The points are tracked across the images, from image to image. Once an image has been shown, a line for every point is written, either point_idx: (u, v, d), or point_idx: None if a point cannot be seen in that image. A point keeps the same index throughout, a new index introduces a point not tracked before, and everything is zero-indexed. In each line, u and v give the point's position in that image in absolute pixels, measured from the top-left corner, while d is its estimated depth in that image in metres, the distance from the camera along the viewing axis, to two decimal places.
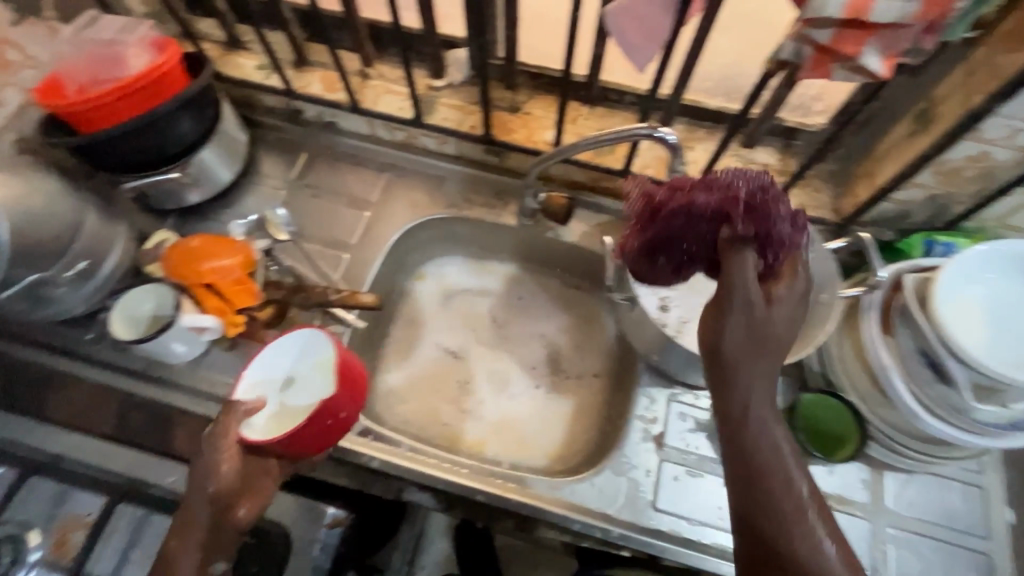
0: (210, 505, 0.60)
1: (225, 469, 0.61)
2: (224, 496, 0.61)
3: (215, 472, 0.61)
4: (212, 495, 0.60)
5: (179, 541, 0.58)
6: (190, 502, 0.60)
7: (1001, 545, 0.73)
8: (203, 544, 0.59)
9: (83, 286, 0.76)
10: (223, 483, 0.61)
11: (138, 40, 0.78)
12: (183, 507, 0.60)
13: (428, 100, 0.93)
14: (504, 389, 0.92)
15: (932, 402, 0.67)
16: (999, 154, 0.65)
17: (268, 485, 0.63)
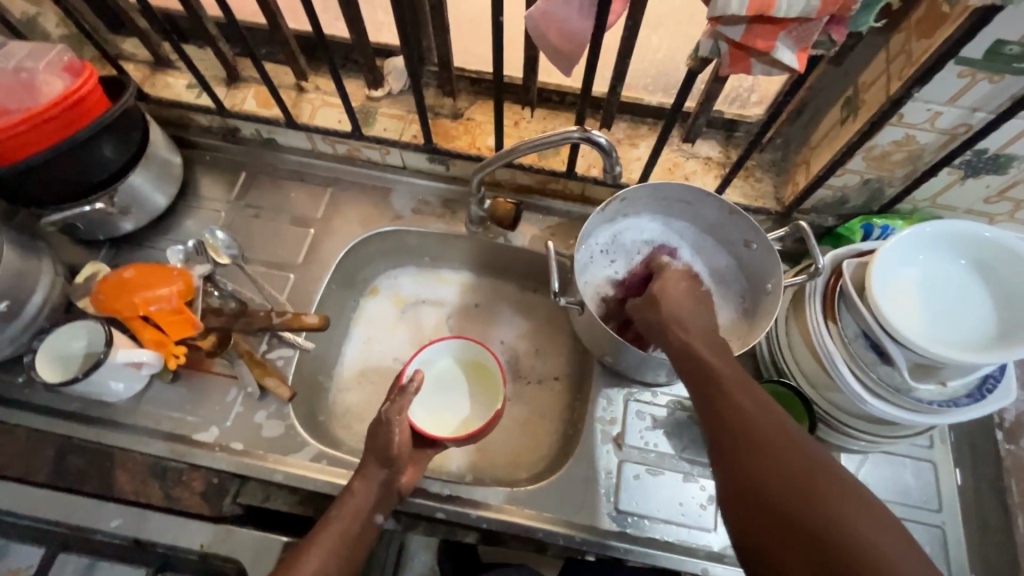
0: (329, 545, 0.62)
1: (362, 510, 0.66)
2: (345, 539, 0.64)
3: (345, 511, 0.65)
4: (346, 534, 0.64)
5: (328, 532, 0.64)
6: (325, 540, 0.63)
7: (953, 518, 0.75)
8: (354, 533, 0.65)
9: (5, 327, 0.72)
10: (359, 521, 0.65)
11: (47, 66, 0.74)
12: (314, 546, 0.62)
13: (366, 111, 0.90)
14: None
15: (875, 385, 0.68)
16: (922, 137, 0.66)
17: (423, 457, 0.72)
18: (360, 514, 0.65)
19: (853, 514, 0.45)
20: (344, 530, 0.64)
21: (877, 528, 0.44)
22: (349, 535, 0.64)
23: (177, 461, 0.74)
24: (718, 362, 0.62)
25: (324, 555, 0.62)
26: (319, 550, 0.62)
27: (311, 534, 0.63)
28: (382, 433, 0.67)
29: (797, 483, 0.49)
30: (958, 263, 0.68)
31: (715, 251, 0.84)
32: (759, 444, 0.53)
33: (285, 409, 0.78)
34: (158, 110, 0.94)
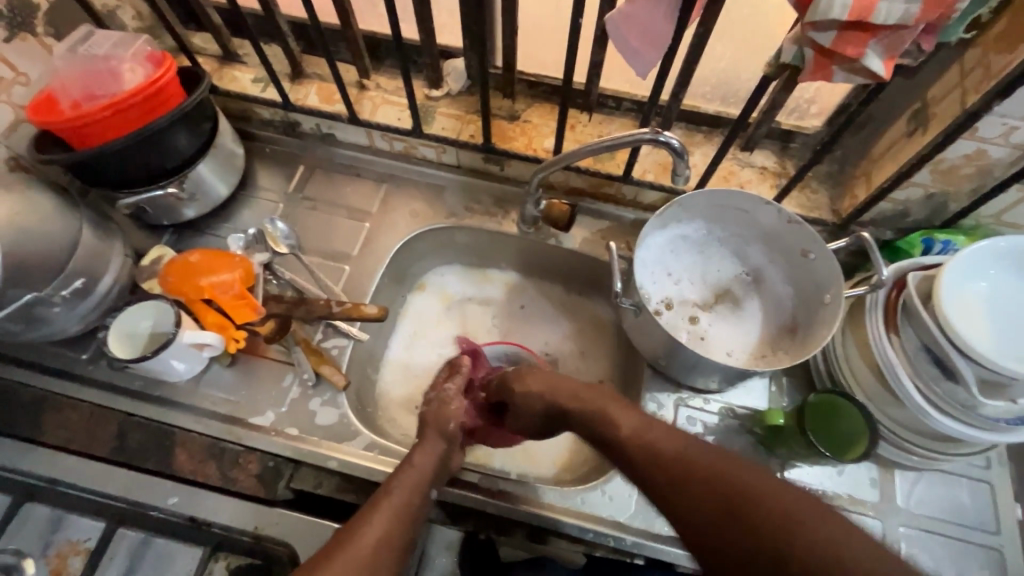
0: (393, 512, 0.63)
1: (422, 483, 0.67)
2: (408, 509, 0.64)
3: (406, 480, 0.66)
4: (408, 506, 0.64)
5: (391, 498, 0.64)
6: (389, 505, 0.63)
7: (1012, 541, 0.74)
8: (411, 505, 0.64)
9: (78, 304, 0.74)
10: (420, 492, 0.66)
11: (132, 54, 0.77)
12: (379, 510, 0.62)
13: (426, 110, 0.92)
14: None
15: (938, 399, 0.67)
16: (994, 152, 0.66)
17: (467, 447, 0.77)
18: (422, 485, 0.67)
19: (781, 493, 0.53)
20: (406, 500, 0.64)
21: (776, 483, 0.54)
22: (411, 504, 0.65)
23: (233, 443, 0.75)
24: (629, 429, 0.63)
25: (389, 521, 0.62)
26: (385, 514, 0.62)
27: (372, 502, 0.64)
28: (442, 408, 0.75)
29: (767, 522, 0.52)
30: None
31: (767, 263, 0.85)
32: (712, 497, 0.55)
33: (339, 397, 0.79)
34: (223, 102, 0.97)
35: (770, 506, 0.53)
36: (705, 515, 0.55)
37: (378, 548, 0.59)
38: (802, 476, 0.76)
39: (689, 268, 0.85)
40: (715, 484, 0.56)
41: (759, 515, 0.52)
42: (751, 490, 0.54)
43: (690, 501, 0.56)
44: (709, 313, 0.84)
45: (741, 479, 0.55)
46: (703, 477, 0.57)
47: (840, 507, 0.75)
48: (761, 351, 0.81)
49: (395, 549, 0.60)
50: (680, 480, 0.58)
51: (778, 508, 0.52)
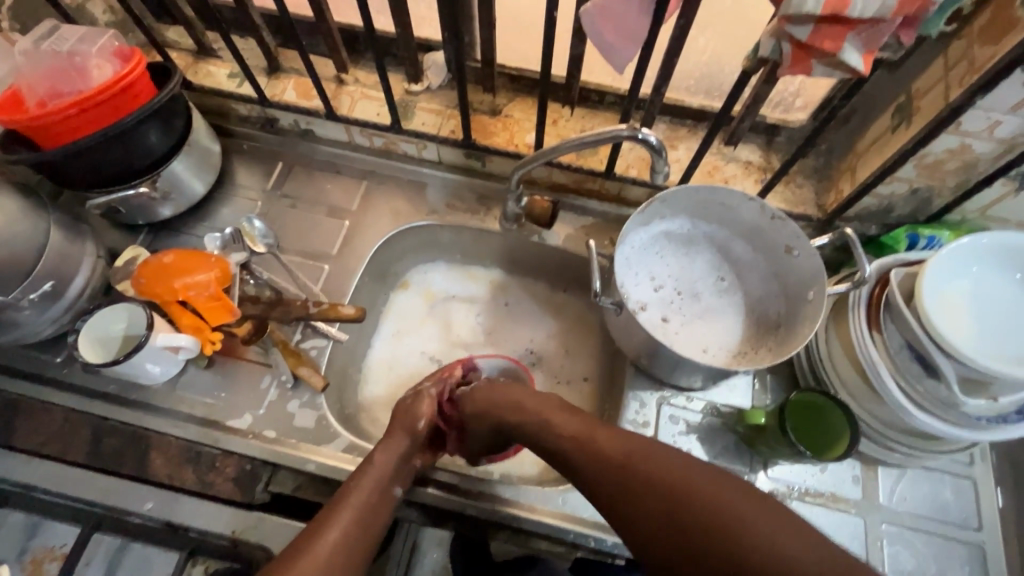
0: (355, 512, 0.62)
1: (385, 480, 0.66)
2: (369, 507, 0.63)
3: (368, 479, 0.65)
4: (371, 505, 0.64)
5: (349, 498, 0.63)
6: (349, 506, 0.62)
7: (994, 537, 0.73)
8: (368, 505, 0.63)
9: (49, 307, 0.73)
10: (382, 490, 0.65)
11: (99, 49, 0.75)
12: (339, 512, 0.61)
13: (405, 105, 0.90)
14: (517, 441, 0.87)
15: (919, 397, 0.67)
16: (979, 146, 0.65)
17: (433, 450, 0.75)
18: (384, 484, 0.66)
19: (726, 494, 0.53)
20: (367, 499, 0.64)
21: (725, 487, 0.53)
22: (372, 503, 0.64)
23: (211, 446, 0.74)
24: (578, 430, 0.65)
25: (351, 522, 0.61)
26: (347, 514, 0.61)
27: (332, 505, 0.62)
28: (415, 406, 0.74)
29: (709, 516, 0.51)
30: (1011, 277, 0.66)
31: (755, 259, 0.84)
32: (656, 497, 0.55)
33: (318, 399, 0.78)
34: (200, 98, 0.94)
35: (716, 518, 0.51)
36: (644, 513, 0.55)
37: (338, 550, 0.58)
38: (784, 474, 0.76)
39: (671, 277, 0.84)
40: (654, 480, 0.56)
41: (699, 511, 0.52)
42: (686, 485, 0.54)
43: (633, 511, 0.56)
44: (680, 314, 0.82)
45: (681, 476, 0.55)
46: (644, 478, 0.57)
47: (821, 504, 0.75)
48: (736, 351, 0.80)
49: (354, 549, 0.60)
50: (624, 485, 0.57)
51: (716, 509, 0.52)
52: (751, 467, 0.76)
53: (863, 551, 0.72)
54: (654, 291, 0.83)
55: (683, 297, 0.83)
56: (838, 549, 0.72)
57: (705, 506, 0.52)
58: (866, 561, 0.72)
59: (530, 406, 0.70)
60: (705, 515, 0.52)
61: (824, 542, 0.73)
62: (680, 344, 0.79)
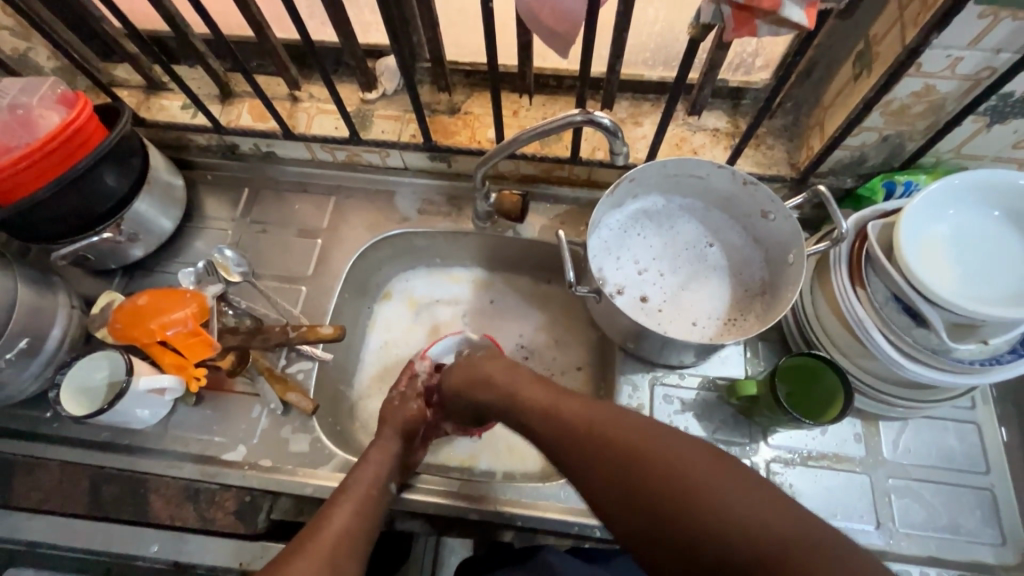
0: (355, 505, 0.62)
1: (381, 478, 0.67)
2: (367, 502, 0.64)
3: (361, 475, 0.66)
4: (372, 499, 0.64)
5: (344, 495, 0.63)
6: (345, 500, 0.63)
7: (1003, 479, 0.73)
8: (360, 503, 0.63)
9: (28, 364, 0.73)
10: (378, 486, 0.66)
11: (43, 97, 0.73)
12: (337, 505, 0.62)
13: (362, 115, 0.89)
14: (516, 451, 0.85)
15: (911, 348, 0.66)
16: (943, 86, 0.63)
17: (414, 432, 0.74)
18: (379, 481, 0.66)
19: (684, 452, 0.51)
20: (364, 495, 0.64)
21: (687, 452, 0.51)
22: (371, 499, 0.64)
23: (208, 482, 0.74)
24: (547, 397, 0.63)
25: (350, 516, 0.61)
26: (346, 508, 0.62)
27: (333, 500, 0.63)
28: (402, 407, 0.76)
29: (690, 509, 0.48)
30: (989, 215, 0.65)
31: (734, 227, 0.83)
32: (623, 481, 0.52)
33: (310, 422, 0.77)
34: (156, 134, 0.93)
35: (680, 473, 0.50)
36: (605, 478, 0.54)
37: (341, 540, 0.58)
38: (785, 441, 0.75)
39: (655, 254, 0.82)
40: (617, 443, 0.54)
41: (676, 490, 0.49)
42: (653, 452, 0.52)
43: (619, 468, 0.53)
44: (664, 290, 0.81)
45: (643, 443, 0.53)
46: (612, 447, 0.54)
47: (826, 465, 0.74)
48: (727, 317, 0.79)
49: (355, 539, 0.59)
50: (589, 445, 0.56)
51: (675, 466, 0.50)
52: (751, 436, 0.75)
53: (871, 508, 0.72)
54: (636, 272, 0.81)
55: (667, 273, 0.82)
56: (846, 510, 0.72)
57: (670, 469, 0.50)
58: (875, 518, 0.71)
59: (501, 380, 0.69)
60: (669, 479, 0.50)
61: (833, 504, 0.72)
62: (668, 323, 0.78)
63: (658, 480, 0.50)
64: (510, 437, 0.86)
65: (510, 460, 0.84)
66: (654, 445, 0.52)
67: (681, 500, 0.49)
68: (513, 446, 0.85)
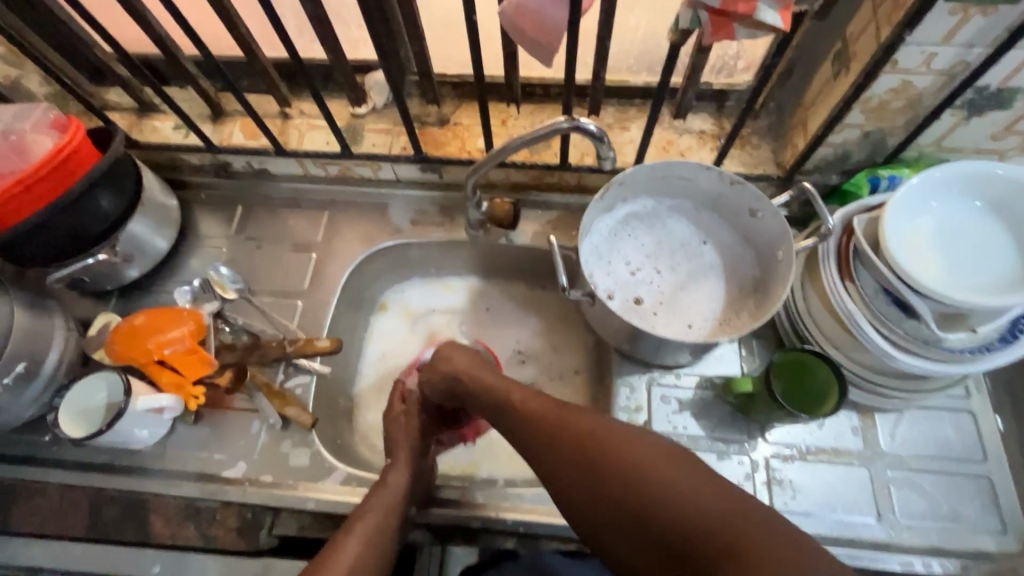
0: (369, 534, 0.61)
1: (395, 504, 0.65)
2: (381, 531, 0.62)
3: (377, 502, 0.65)
4: (386, 527, 0.63)
5: (360, 522, 0.62)
6: (363, 527, 0.61)
7: (1000, 467, 0.73)
8: (374, 530, 0.61)
9: (26, 388, 0.73)
10: (394, 514, 0.64)
11: (36, 123, 0.74)
12: (352, 533, 0.60)
13: (352, 129, 0.90)
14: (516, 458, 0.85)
15: (902, 340, 0.66)
16: (919, 82, 0.64)
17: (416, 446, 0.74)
18: (394, 507, 0.65)
19: (643, 451, 0.53)
20: (379, 522, 0.62)
21: (645, 451, 0.53)
22: (384, 526, 0.62)
23: (209, 500, 0.74)
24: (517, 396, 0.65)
25: (364, 544, 0.59)
26: (360, 535, 0.60)
27: (346, 527, 0.61)
28: (404, 423, 0.76)
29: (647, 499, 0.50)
30: (971, 206, 0.66)
31: (724, 226, 0.84)
32: (583, 475, 0.55)
33: (310, 435, 0.77)
34: (149, 155, 0.94)
35: (635, 470, 0.52)
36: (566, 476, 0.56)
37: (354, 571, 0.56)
38: (783, 437, 0.75)
39: (648, 255, 0.83)
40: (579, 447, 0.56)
41: (630, 486, 0.51)
42: (613, 448, 0.54)
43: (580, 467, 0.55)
44: (660, 291, 0.81)
45: (607, 438, 0.55)
46: (576, 441, 0.56)
47: (825, 460, 0.74)
48: (721, 315, 0.79)
49: (367, 569, 0.58)
50: (552, 446, 0.58)
51: (630, 464, 0.52)
52: (749, 434, 0.76)
53: (871, 501, 0.72)
54: (631, 274, 0.82)
55: (661, 274, 0.82)
56: (847, 503, 0.72)
57: (626, 465, 0.53)
58: (876, 510, 0.71)
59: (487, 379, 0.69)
60: (625, 477, 0.52)
61: (834, 498, 0.72)
62: (662, 323, 0.79)
63: (617, 475, 0.52)
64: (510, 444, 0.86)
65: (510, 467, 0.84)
66: (615, 443, 0.54)
67: (636, 493, 0.51)
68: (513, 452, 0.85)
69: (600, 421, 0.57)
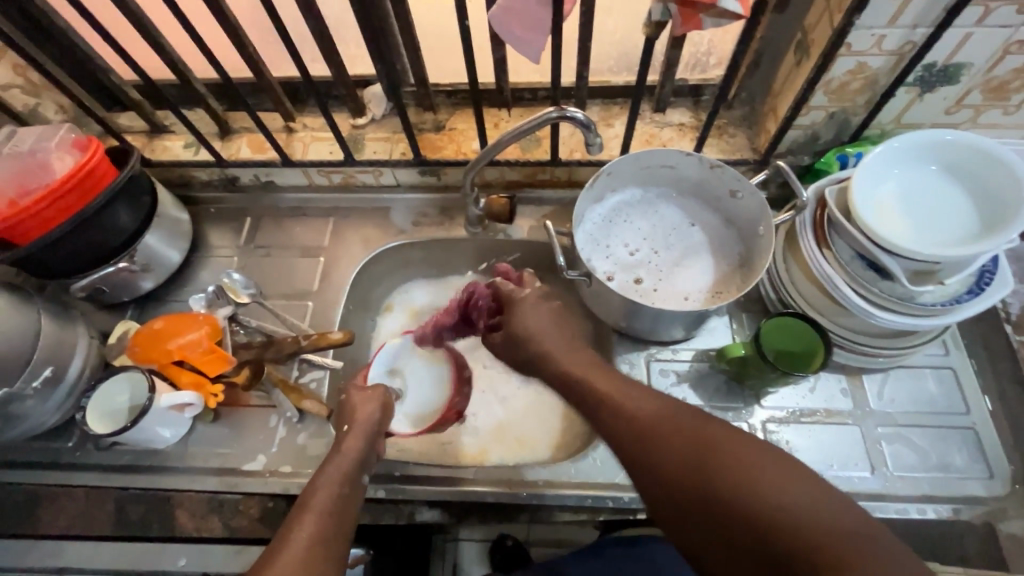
0: (324, 508, 0.58)
1: (348, 473, 0.64)
2: (337, 502, 0.59)
3: (330, 472, 0.63)
4: (338, 497, 0.60)
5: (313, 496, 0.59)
6: (318, 502, 0.58)
7: (983, 417, 0.77)
8: (330, 501, 0.59)
9: (52, 393, 0.76)
10: (347, 484, 0.62)
11: (57, 143, 0.79)
12: (307, 508, 0.57)
13: (354, 139, 0.95)
14: (525, 441, 0.88)
15: (880, 298, 0.71)
16: (873, 63, 0.71)
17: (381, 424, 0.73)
18: (348, 477, 0.63)
19: (728, 437, 0.48)
20: (333, 495, 0.60)
21: (730, 436, 0.48)
22: (338, 498, 0.60)
23: (231, 493, 0.77)
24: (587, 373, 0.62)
25: (321, 518, 0.56)
26: (315, 510, 0.57)
27: (300, 504, 0.58)
28: (363, 399, 0.75)
29: (728, 487, 0.45)
30: (931, 171, 0.71)
31: (711, 208, 0.89)
32: (663, 461, 0.49)
33: (326, 426, 0.81)
34: (161, 173, 0.99)
35: (723, 456, 0.46)
36: (650, 461, 0.50)
37: (315, 542, 0.54)
38: (776, 401, 0.79)
39: (641, 238, 0.88)
40: (662, 429, 0.51)
41: (715, 469, 0.46)
42: (696, 432, 0.49)
43: (657, 448, 0.50)
44: (654, 272, 0.86)
45: (693, 428, 0.50)
46: (660, 433, 0.51)
47: (818, 420, 0.78)
48: (713, 290, 0.84)
49: (330, 542, 0.55)
50: (632, 425, 0.53)
51: (717, 446, 0.47)
52: (745, 401, 0.80)
53: (864, 456, 0.76)
54: (626, 256, 0.87)
55: (653, 254, 0.87)
56: (841, 459, 0.76)
57: (708, 450, 0.47)
58: (869, 464, 0.75)
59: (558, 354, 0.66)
60: (712, 461, 0.47)
61: (829, 456, 0.76)
62: (659, 300, 0.84)
63: (704, 459, 0.47)
64: (517, 430, 0.89)
65: (520, 451, 0.88)
66: (698, 427, 0.50)
67: (722, 477, 0.45)
68: (522, 437, 0.89)
69: (678, 407, 0.53)
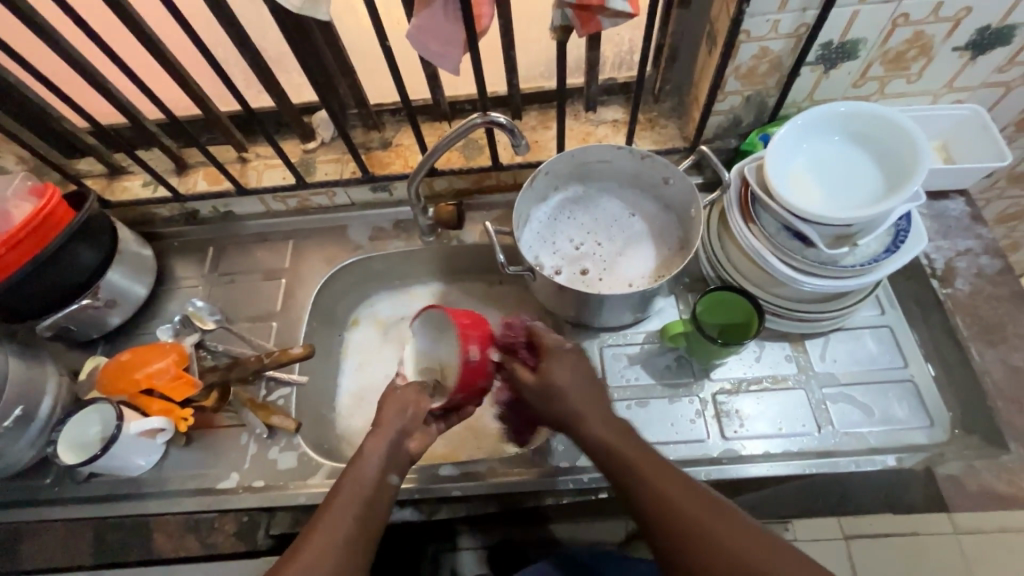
0: (354, 506, 0.61)
1: (377, 468, 0.64)
2: (363, 499, 0.62)
3: (358, 468, 0.64)
4: (366, 489, 0.63)
5: (336, 493, 0.62)
6: (349, 498, 0.62)
7: (920, 369, 0.81)
8: (356, 500, 0.62)
9: (23, 431, 0.78)
10: (376, 475, 0.64)
11: (15, 191, 0.82)
12: (334, 509, 0.61)
13: (306, 163, 0.99)
14: (493, 437, 0.91)
15: (803, 264, 0.75)
16: (774, 46, 0.76)
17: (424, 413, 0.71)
18: (380, 471, 0.64)
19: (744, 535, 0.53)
20: (361, 492, 0.62)
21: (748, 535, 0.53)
22: (369, 492, 0.63)
23: (205, 512, 0.79)
24: (609, 437, 0.62)
25: (346, 518, 0.60)
26: (343, 510, 0.60)
27: (328, 498, 0.62)
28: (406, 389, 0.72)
29: None
30: (837, 142, 0.76)
31: (649, 197, 0.93)
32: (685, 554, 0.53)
33: (295, 439, 0.83)
34: (123, 213, 1.03)
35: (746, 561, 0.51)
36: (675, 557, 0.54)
37: (336, 548, 0.57)
38: (724, 373, 0.83)
39: (585, 232, 0.92)
40: (690, 525, 0.54)
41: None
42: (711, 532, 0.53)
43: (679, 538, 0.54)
44: (599, 263, 0.90)
45: (713, 530, 0.53)
46: (679, 529, 0.54)
47: (766, 387, 0.82)
48: (656, 274, 0.88)
49: (354, 544, 0.59)
50: (651, 496, 0.57)
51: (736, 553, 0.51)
52: (695, 375, 0.83)
53: (811, 416, 0.79)
54: (571, 250, 0.91)
55: (596, 246, 0.92)
56: (789, 422, 0.79)
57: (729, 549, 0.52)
58: (816, 424, 0.79)
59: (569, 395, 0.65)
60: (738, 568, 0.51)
61: (777, 420, 0.79)
62: (605, 288, 0.87)
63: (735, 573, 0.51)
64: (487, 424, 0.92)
65: (489, 447, 0.90)
66: (721, 530, 0.53)
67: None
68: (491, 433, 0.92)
69: (703, 494, 0.57)
